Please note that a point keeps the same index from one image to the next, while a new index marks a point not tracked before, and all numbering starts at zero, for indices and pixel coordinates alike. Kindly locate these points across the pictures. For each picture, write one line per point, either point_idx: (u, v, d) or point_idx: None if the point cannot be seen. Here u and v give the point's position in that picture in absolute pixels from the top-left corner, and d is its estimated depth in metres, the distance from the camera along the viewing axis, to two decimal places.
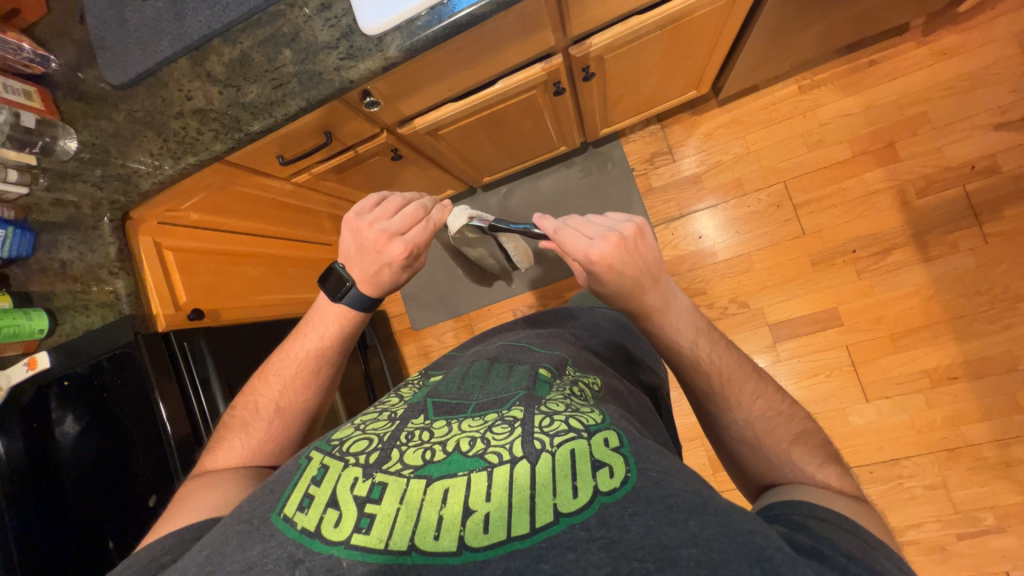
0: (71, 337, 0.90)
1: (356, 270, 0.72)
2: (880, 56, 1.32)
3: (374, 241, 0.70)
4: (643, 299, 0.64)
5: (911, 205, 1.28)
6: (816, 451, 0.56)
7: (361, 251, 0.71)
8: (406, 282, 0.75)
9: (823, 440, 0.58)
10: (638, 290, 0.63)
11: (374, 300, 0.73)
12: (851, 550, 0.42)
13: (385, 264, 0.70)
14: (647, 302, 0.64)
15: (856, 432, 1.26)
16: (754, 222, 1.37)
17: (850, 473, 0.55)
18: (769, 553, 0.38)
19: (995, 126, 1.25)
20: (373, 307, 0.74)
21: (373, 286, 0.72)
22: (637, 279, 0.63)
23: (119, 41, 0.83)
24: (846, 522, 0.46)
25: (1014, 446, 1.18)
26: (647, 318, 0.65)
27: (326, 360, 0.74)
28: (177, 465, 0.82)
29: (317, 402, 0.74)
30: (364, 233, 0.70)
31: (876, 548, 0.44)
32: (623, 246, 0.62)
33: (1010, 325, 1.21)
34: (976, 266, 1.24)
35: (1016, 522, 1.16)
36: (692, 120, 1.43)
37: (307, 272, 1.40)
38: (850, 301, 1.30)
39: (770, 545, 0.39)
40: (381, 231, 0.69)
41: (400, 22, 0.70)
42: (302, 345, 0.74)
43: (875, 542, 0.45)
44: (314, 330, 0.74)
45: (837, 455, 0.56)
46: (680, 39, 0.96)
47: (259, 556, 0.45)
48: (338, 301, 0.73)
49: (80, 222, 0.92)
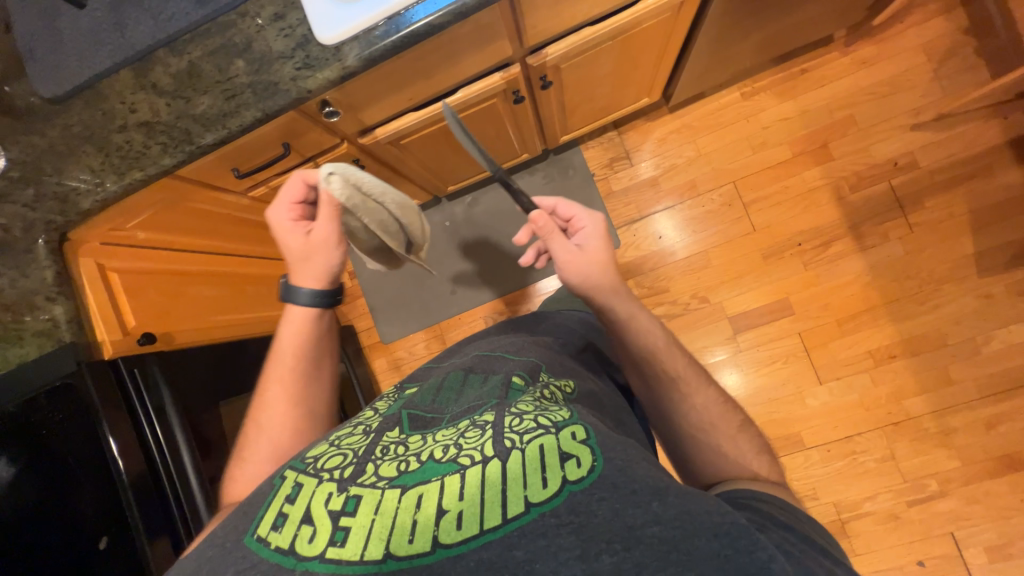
0: (2, 370, 0.82)
1: (293, 264, 0.74)
2: (811, 65, 1.44)
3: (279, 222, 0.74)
4: (614, 279, 0.73)
5: (846, 200, 1.39)
6: (753, 441, 0.63)
7: (284, 242, 0.74)
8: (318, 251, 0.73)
9: (756, 432, 0.66)
10: (609, 269, 0.73)
11: (323, 284, 0.74)
12: (784, 519, 0.50)
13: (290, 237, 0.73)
14: (614, 282, 0.73)
15: (813, 413, 1.34)
16: (710, 221, 1.44)
17: (775, 460, 0.63)
18: (726, 527, 0.41)
19: (912, 126, 1.39)
20: (308, 285, 0.74)
21: (298, 263, 0.74)
22: (610, 262, 0.74)
23: (52, 51, 0.79)
24: (780, 503, 0.53)
25: (948, 416, 1.29)
26: (615, 293, 0.72)
27: (307, 357, 0.74)
28: (131, 500, 0.78)
29: (313, 407, 0.73)
30: (280, 223, 0.73)
31: (804, 519, 0.52)
32: (603, 237, 0.75)
33: (937, 305, 1.33)
34: (905, 253, 1.35)
35: (956, 485, 1.26)
36: (646, 126, 1.49)
37: (268, 289, 1.35)
38: (800, 291, 1.39)
39: (728, 519, 0.42)
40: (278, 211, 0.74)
41: (357, 32, 0.70)
42: (280, 348, 0.74)
43: (805, 516, 0.52)
44: (286, 332, 0.74)
45: (766, 444, 0.65)
46: (630, 50, 1.01)
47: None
48: (290, 302, 0.74)
49: (11, 245, 0.83)
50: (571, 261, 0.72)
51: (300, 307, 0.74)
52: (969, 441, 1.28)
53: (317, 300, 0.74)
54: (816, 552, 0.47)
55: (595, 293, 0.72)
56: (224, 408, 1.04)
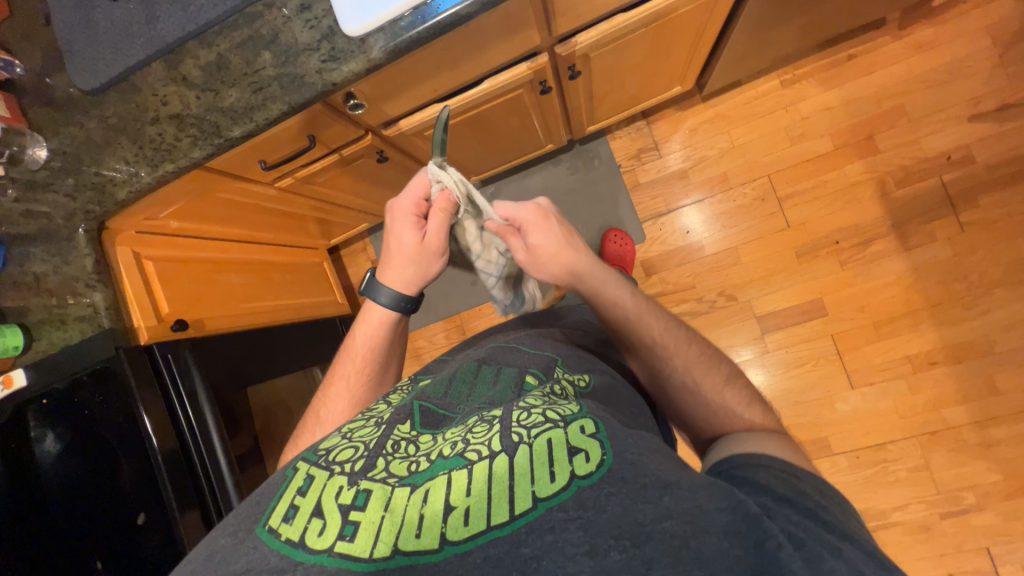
0: (48, 353, 0.87)
1: (392, 259, 0.73)
2: (858, 50, 1.34)
3: (397, 214, 0.71)
4: (575, 265, 0.68)
5: (890, 195, 1.31)
6: (745, 393, 0.61)
7: (397, 231, 0.72)
8: (422, 262, 0.72)
9: (749, 385, 0.63)
10: (566, 257, 0.68)
11: (407, 291, 0.73)
12: (784, 491, 0.46)
13: (401, 236, 0.72)
14: (576, 268, 0.69)
15: (843, 418, 1.29)
16: (741, 216, 1.39)
17: (775, 413, 0.60)
18: (737, 526, 0.40)
19: (969, 117, 1.29)
20: (398, 288, 0.73)
21: (399, 263, 0.72)
22: (562, 249, 0.68)
23: (88, 43, 0.81)
24: (778, 464, 0.49)
25: (992, 427, 1.22)
26: (577, 278, 0.69)
27: (375, 361, 0.74)
28: (164, 476, 0.80)
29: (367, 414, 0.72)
30: (399, 211, 0.71)
31: (802, 482, 0.47)
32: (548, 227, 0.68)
33: (987, 310, 1.25)
34: (953, 254, 1.27)
35: (995, 500, 1.20)
36: (677, 116, 1.43)
37: (296, 277, 1.38)
38: (835, 291, 1.33)
39: (741, 512, 0.41)
40: (401, 204, 0.71)
41: (383, 23, 0.68)
42: (352, 346, 0.75)
43: (805, 477, 0.48)
44: (363, 332, 0.75)
45: (761, 395, 0.62)
46: (663, 38, 0.96)
47: (244, 569, 0.43)
48: (372, 298, 0.74)
49: (54, 233, 0.87)
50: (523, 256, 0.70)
51: (380, 307, 0.74)
52: (1012, 454, 1.21)
53: (398, 304, 0.73)
54: (821, 527, 0.43)
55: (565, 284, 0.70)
56: (251, 389, 1.08)
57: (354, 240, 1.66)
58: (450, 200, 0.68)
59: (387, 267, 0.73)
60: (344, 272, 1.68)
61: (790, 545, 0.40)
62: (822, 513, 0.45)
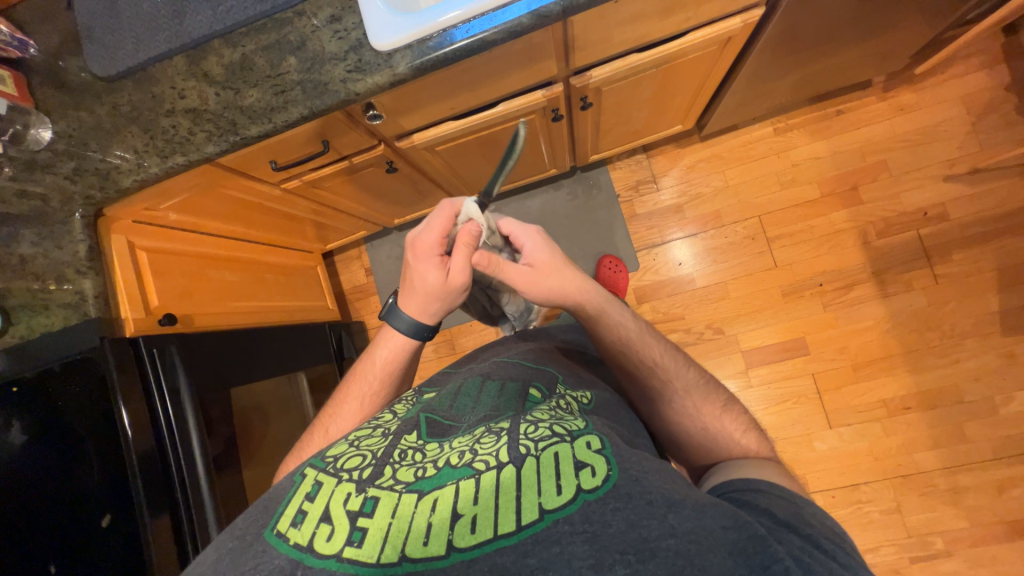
0: (26, 338, 0.82)
1: (413, 295, 0.71)
2: (846, 107, 1.44)
3: (414, 253, 0.69)
4: (580, 280, 0.70)
5: (871, 244, 1.38)
6: (743, 419, 0.64)
7: (419, 270, 0.69)
8: (447, 301, 0.70)
9: (744, 412, 0.65)
10: (568, 269, 0.70)
11: (426, 321, 0.73)
12: (784, 518, 0.46)
13: (422, 275, 0.68)
14: (577, 279, 0.70)
15: (820, 458, 1.32)
16: (731, 253, 1.44)
17: (767, 439, 0.63)
18: (743, 545, 0.40)
19: (944, 177, 1.38)
20: (422, 321, 0.72)
21: (421, 300, 0.70)
22: (564, 261, 0.70)
23: (112, 33, 0.82)
24: (776, 489, 0.50)
25: (960, 474, 1.26)
26: (583, 291, 0.69)
27: (393, 379, 0.73)
28: (137, 476, 0.76)
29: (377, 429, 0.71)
30: (422, 247, 0.67)
31: (804, 509, 0.48)
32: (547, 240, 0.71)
33: (957, 359, 1.31)
34: (927, 304, 1.34)
35: (962, 546, 1.23)
36: (675, 152, 1.49)
37: (287, 281, 1.36)
38: (818, 331, 1.37)
39: (744, 536, 0.41)
40: (416, 240, 0.68)
41: (411, 41, 0.71)
42: (369, 367, 0.74)
43: (803, 503, 0.49)
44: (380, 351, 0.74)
45: (756, 423, 0.64)
46: (672, 78, 1.01)
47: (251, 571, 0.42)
48: (390, 321, 0.73)
49: (48, 216, 0.84)
50: (527, 275, 0.68)
51: (396, 331, 0.73)
52: (979, 501, 1.24)
53: (406, 323, 0.72)
54: (819, 553, 0.43)
55: (568, 301, 0.70)
56: (234, 393, 1.02)
57: (349, 247, 1.66)
58: (473, 233, 0.66)
59: (406, 302, 0.72)
60: (336, 278, 1.67)
61: (794, 565, 0.40)
62: (822, 542, 0.44)
